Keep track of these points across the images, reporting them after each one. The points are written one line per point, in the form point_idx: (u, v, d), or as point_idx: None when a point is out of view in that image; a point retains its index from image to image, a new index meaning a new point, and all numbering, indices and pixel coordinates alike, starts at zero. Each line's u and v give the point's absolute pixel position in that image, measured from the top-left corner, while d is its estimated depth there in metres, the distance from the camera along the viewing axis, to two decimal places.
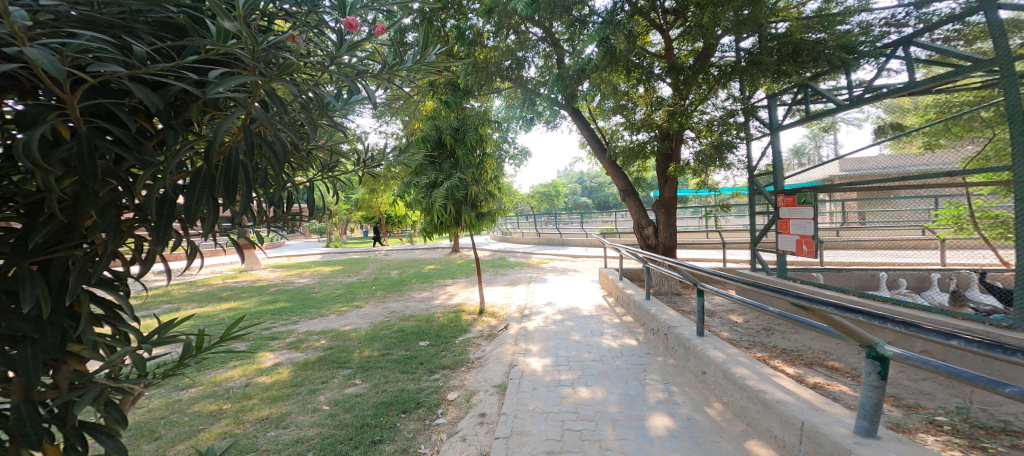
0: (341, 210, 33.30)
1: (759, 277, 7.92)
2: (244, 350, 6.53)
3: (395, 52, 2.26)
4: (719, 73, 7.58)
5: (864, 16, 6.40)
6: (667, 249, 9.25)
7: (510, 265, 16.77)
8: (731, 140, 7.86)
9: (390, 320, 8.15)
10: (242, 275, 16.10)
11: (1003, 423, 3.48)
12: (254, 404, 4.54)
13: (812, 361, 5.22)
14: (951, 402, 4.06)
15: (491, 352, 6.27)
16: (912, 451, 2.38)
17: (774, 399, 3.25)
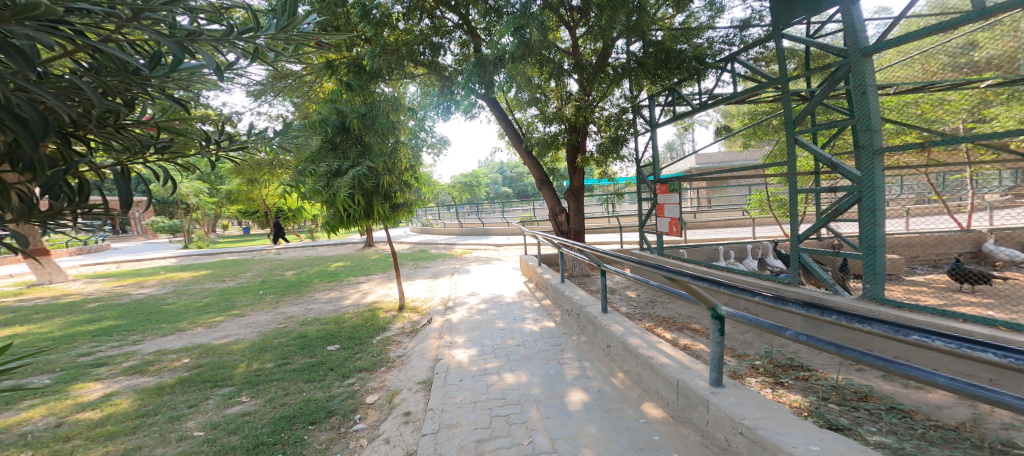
0: (208, 206, 27.99)
1: (645, 256, 9.02)
2: (44, 384, 5.05)
3: (256, 14, 1.93)
4: (615, 73, 8.20)
5: (710, 33, 7.75)
6: (578, 235, 9.91)
7: (431, 256, 16.09)
8: (623, 135, 8.78)
9: (287, 327, 7.19)
10: (35, 291, 12.37)
11: (790, 360, 4.64)
12: (75, 446, 3.60)
13: (682, 326, 6.19)
14: (759, 347, 5.28)
15: (417, 346, 6.05)
16: (745, 395, 3.02)
17: (658, 363, 3.79)
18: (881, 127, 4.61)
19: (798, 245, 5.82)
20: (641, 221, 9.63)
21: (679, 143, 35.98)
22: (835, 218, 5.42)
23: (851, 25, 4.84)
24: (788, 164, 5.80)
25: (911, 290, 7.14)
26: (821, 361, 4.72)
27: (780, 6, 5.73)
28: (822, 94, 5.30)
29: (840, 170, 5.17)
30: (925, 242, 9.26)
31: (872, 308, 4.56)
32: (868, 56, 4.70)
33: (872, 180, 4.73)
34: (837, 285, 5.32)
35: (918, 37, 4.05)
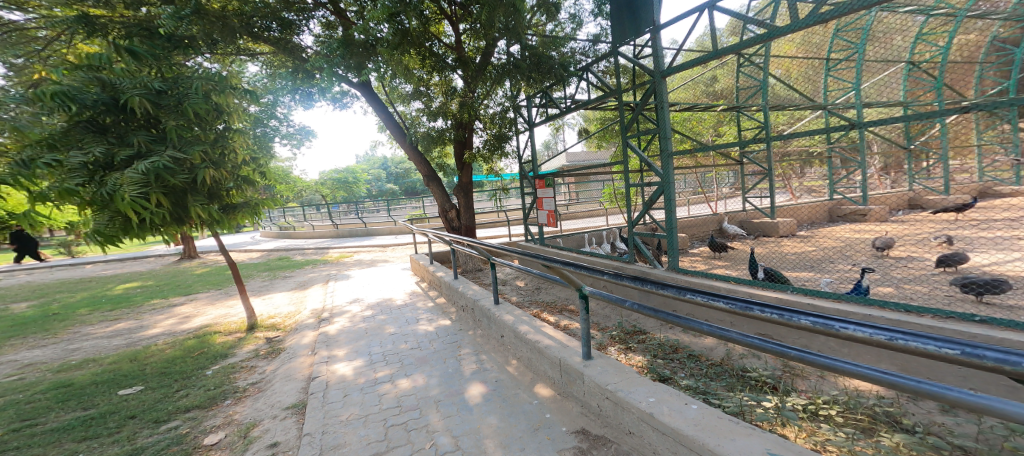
0: None
1: (528, 247, 9.20)
2: None
3: None
4: (496, 74, 8.00)
5: (572, 44, 8.16)
6: (468, 232, 9.38)
7: (295, 264, 13.88)
8: (507, 133, 9.05)
9: (36, 378, 5.18)
10: None
11: (634, 327, 5.29)
12: None
13: (563, 307, 6.55)
14: (615, 318, 5.95)
15: (281, 370, 5.00)
16: (611, 363, 3.21)
17: (544, 345, 3.79)
18: (671, 136, 5.57)
19: (632, 229, 6.66)
20: (525, 215, 9.84)
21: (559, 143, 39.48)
22: (650, 206, 6.38)
23: (656, 52, 5.69)
24: (622, 163, 6.48)
25: (693, 261, 8.89)
26: (651, 324, 5.54)
27: (617, 25, 6.46)
28: (642, 102, 6.11)
29: (650, 169, 6.06)
30: (697, 222, 11.38)
31: (674, 276, 5.49)
32: (665, 77, 5.67)
33: (669, 177, 5.69)
34: (656, 261, 6.29)
35: (689, 66, 4.98)
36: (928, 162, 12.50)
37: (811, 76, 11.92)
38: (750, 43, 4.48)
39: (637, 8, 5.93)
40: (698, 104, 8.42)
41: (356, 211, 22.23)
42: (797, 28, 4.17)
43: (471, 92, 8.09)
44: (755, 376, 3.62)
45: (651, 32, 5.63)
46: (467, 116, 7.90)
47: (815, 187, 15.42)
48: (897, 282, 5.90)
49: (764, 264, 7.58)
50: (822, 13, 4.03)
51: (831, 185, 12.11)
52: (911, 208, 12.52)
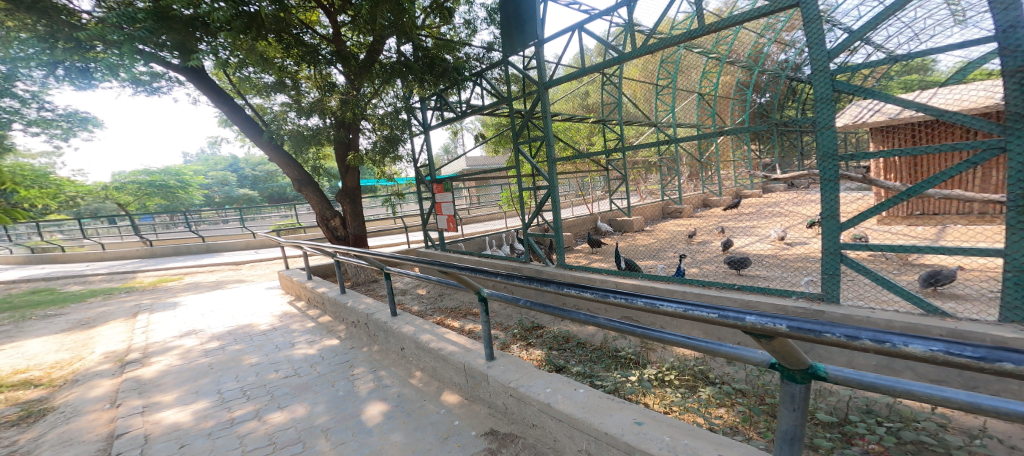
0: None
1: (430, 254, 8.47)
2: None
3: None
4: (383, 72, 6.51)
5: (467, 50, 7.47)
6: (363, 240, 7.52)
7: (88, 294, 10.11)
8: (400, 135, 7.41)
9: None
10: None
11: (533, 322, 5.31)
12: None
13: (467, 312, 6.06)
14: (514, 316, 5.80)
15: (48, 440, 3.11)
16: (514, 362, 2.95)
17: (446, 352, 3.27)
18: (554, 143, 5.87)
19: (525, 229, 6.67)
20: (423, 219, 8.64)
21: (454, 146, 39.23)
22: (541, 205, 6.50)
23: (540, 64, 5.86)
24: (514, 166, 6.63)
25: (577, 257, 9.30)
26: (546, 318, 5.61)
27: (505, 35, 6.17)
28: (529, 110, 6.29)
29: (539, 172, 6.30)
30: (577, 222, 11.88)
31: (563, 274, 5.67)
32: (547, 89, 5.92)
33: (551, 179, 6.03)
34: (547, 258, 6.53)
35: (563, 82, 5.30)
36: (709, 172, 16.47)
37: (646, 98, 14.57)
38: (606, 64, 5.01)
39: (523, 23, 5.75)
40: (573, 116, 8.99)
41: (187, 221, 16.64)
42: (630, 57, 4.76)
43: (354, 91, 6.42)
44: (622, 354, 4.04)
45: (534, 45, 5.58)
46: (351, 117, 6.28)
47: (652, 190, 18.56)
48: (700, 264, 7.36)
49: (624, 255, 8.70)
50: (649, 45, 4.60)
51: (663, 189, 14.52)
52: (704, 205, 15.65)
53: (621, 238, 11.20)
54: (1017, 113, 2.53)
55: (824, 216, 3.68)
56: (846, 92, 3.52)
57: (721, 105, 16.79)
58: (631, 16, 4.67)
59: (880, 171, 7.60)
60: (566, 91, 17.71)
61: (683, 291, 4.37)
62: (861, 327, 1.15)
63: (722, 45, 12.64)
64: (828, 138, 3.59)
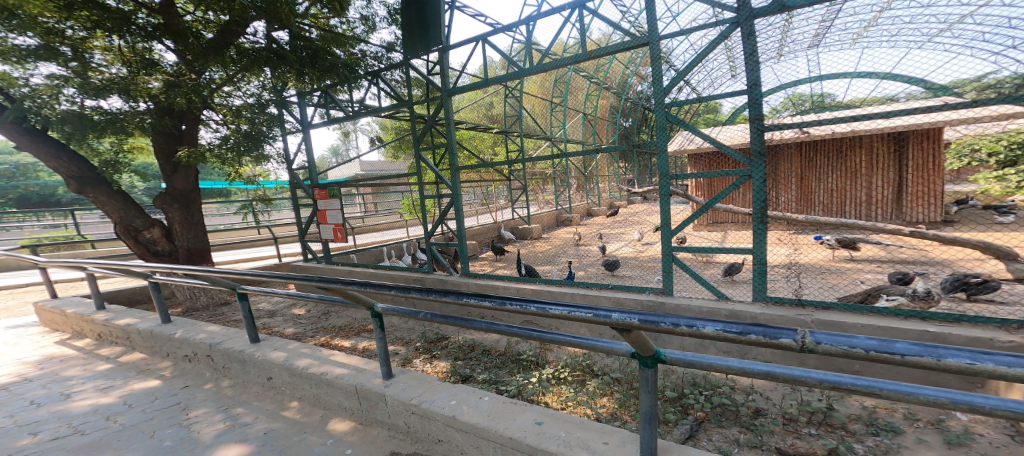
0: None
1: (309, 268, 7.20)
2: None
3: None
4: (245, 59, 5.20)
5: (363, 47, 6.25)
6: (201, 254, 6.22)
7: None
8: (264, 130, 6.28)
9: None
10: None
11: (437, 333, 5.02)
12: None
13: (362, 328, 5.48)
14: (415, 329, 5.44)
15: None
16: (418, 377, 2.63)
17: (333, 376, 2.76)
18: (458, 151, 5.38)
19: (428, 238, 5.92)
20: (301, 229, 7.42)
21: (342, 146, 36.05)
22: (443, 217, 5.88)
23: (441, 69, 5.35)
24: (414, 174, 5.81)
25: (480, 264, 9.02)
26: (451, 329, 5.36)
27: (407, 33, 5.42)
28: (429, 118, 5.62)
29: (442, 181, 5.86)
30: (486, 229, 11.30)
31: (464, 283, 5.38)
32: (451, 96, 5.42)
33: (456, 188, 5.46)
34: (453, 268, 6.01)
35: (468, 90, 4.98)
36: (591, 184, 18.18)
37: (538, 112, 15.52)
38: (507, 77, 4.87)
39: (425, 25, 5.13)
40: (478, 126, 8.49)
41: None
42: (527, 73, 4.78)
43: (194, 75, 5.20)
44: (523, 357, 4.12)
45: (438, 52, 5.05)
46: (183, 104, 5.05)
47: (546, 199, 19.67)
48: (585, 266, 8.05)
49: (525, 261, 8.93)
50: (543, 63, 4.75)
51: (556, 198, 14.59)
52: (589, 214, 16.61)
53: (522, 245, 11.06)
54: (757, 152, 3.45)
55: (660, 224, 4.42)
56: (672, 120, 4.48)
57: (599, 124, 18.50)
58: (529, 36, 4.86)
59: (694, 189, 9.36)
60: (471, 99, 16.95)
61: (571, 293, 4.54)
62: (683, 316, 1.29)
63: (602, 71, 13.78)
64: (662, 160, 4.46)
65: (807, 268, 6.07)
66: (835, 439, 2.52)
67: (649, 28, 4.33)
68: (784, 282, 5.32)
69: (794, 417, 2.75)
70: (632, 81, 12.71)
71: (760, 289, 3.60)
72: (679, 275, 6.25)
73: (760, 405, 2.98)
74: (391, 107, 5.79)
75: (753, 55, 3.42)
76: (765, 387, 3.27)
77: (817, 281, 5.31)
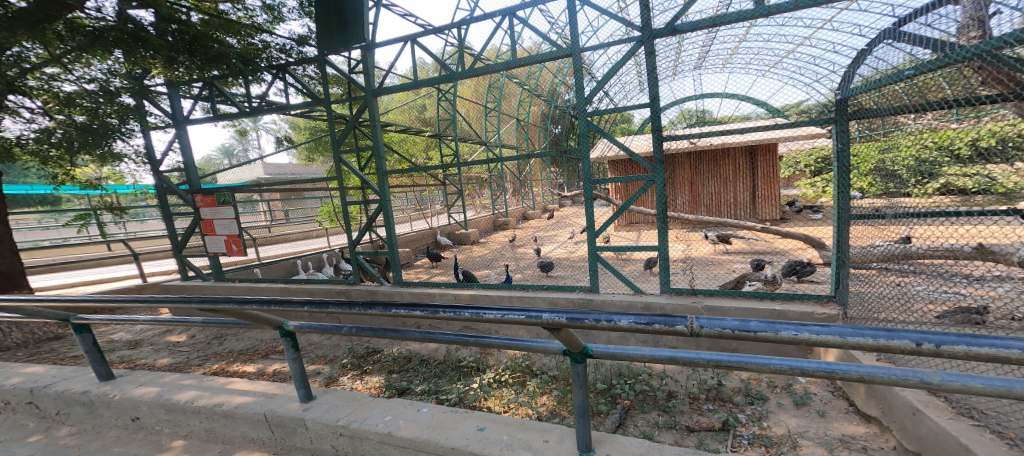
0: None
1: (190, 288, 6.39)
2: None
3: None
4: (95, 39, 4.19)
5: (266, 37, 5.48)
6: (8, 278, 5.19)
7: None
8: (116, 124, 5.42)
9: None
10: None
11: (367, 347, 4.76)
12: None
13: (269, 350, 4.98)
14: (340, 345, 5.06)
15: None
16: (345, 396, 2.39)
17: (232, 406, 2.40)
18: (385, 154, 5.14)
19: (355, 248, 5.59)
20: (175, 242, 6.54)
21: (241, 147, 32.32)
22: (371, 223, 5.52)
23: (365, 69, 5.02)
24: (336, 178, 5.39)
25: (414, 272, 8.73)
26: (383, 341, 5.09)
27: (322, 27, 5.03)
28: (352, 120, 5.25)
29: (369, 186, 5.48)
30: (421, 236, 10.94)
31: (397, 293, 5.16)
32: (376, 96, 5.09)
33: (383, 193, 5.18)
34: (383, 277, 5.69)
35: (397, 91, 4.77)
36: (523, 189, 18.55)
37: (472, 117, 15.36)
38: (438, 80, 4.70)
39: (345, 20, 4.85)
40: (411, 128, 8.10)
41: None
42: (460, 76, 4.68)
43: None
44: (463, 364, 4.08)
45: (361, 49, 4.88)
46: None
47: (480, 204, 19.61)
48: (521, 269, 8.20)
49: (462, 266, 8.79)
50: (475, 67, 4.70)
51: (491, 203, 14.56)
52: (524, 218, 16.85)
53: (458, 250, 10.87)
54: (658, 159, 3.81)
55: (585, 226, 4.67)
56: (593, 129, 4.76)
57: (531, 130, 18.98)
58: (461, 40, 4.76)
59: (614, 192, 10.03)
60: (401, 100, 16.20)
61: (509, 296, 4.60)
62: (584, 310, 1.22)
63: (532, 78, 14.06)
64: (585, 166, 4.71)
65: (710, 261, 6.81)
66: (727, 411, 2.88)
67: (572, 41, 4.57)
68: (684, 275, 5.92)
69: (699, 396, 3.08)
70: (560, 88, 13.17)
71: (666, 282, 3.94)
72: (605, 273, 6.64)
73: (674, 388, 3.28)
74: (303, 105, 5.30)
75: (654, 71, 3.79)
76: (676, 371, 3.59)
77: (719, 272, 5.99)
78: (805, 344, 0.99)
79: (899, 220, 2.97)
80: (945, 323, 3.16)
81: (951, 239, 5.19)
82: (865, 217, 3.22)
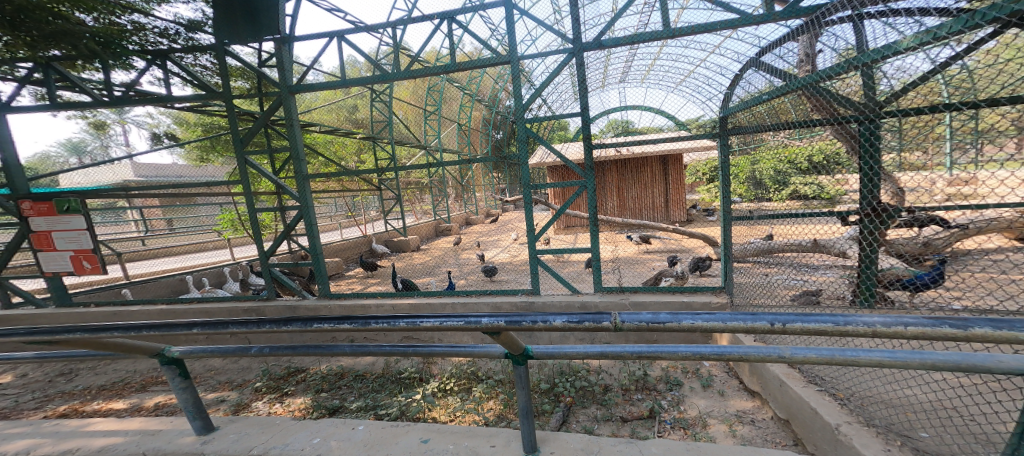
0: None
1: (17, 316, 5.25)
2: None
3: None
4: None
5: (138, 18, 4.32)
6: None
7: None
8: None
9: None
10: None
11: (286, 367, 4.41)
12: None
13: (147, 382, 4.43)
14: (254, 368, 4.60)
15: None
16: (255, 424, 2.17)
17: (94, 451, 2.05)
18: (305, 156, 4.85)
19: (267, 260, 5.14)
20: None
21: None
22: (289, 232, 5.11)
23: (280, 61, 4.62)
24: (240, 182, 4.89)
25: (346, 282, 8.25)
26: (307, 360, 4.74)
27: (224, 13, 4.52)
28: (262, 117, 4.78)
29: (284, 191, 5.04)
30: (351, 244, 10.38)
31: (324, 307, 4.85)
32: (294, 94, 4.71)
33: (306, 200, 4.85)
34: (304, 290, 5.30)
35: (323, 90, 4.47)
36: (462, 194, 18.37)
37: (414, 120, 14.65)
38: (368, 81, 4.52)
39: (254, 10, 4.41)
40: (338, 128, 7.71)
41: None
42: (394, 77, 4.51)
43: None
44: (405, 375, 3.94)
45: (278, 43, 4.54)
46: None
47: (419, 209, 19.04)
48: (466, 274, 8.12)
49: (401, 275, 8.42)
50: (411, 69, 4.58)
51: (432, 208, 14.25)
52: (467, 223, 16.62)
53: (394, 258, 10.46)
54: (587, 165, 4.01)
55: (526, 230, 4.73)
56: (531, 135, 4.87)
57: (472, 134, 18.89)
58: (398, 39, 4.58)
59: (552, 197, 10.34)
60: (325, 99, 15.21)
61: (452, 303, 4.53)
62: (504, 313, 1.21)
63: (474, 83, 13.96)
64: (524, 171, 4.81)
65: (633, 260, 7.31)
66: (654, 399, 3.10)
67: (510, 49, 4.64)
68: (614, 274, 6.24)
69: (630, 386, 3.28)
70: (501, 94, 13.25)
71: (598, 281, 4.14)
72: (546, 275, 6.80)
73: (608, 381, 3.44)
74: (196, 98, 4.68)
75: (584, 83, 4.00)
76: (609, 365, 3.77)
77: (644, 270, 6.43)
78: (701, 332, 1.09)
79: (761, 221, 3.50)
80: (793, 303, 3.79)
81: (797, 234, 6.25)
82: (740, 218, 3.74)
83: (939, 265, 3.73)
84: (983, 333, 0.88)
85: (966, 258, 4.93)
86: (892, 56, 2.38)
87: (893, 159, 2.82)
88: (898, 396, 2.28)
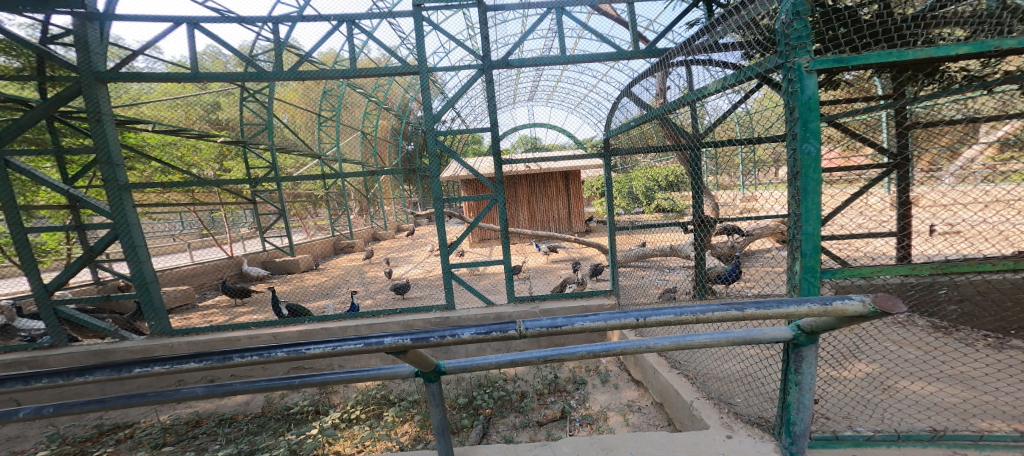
0: None
1: None
2: None
3: None
4: None
5: None
6: None
7: None
8: None
9: None
10: None
11: (95, 426, 3.59)
12: None
13: None
14: (44, 432, 3.70)
15: None
16: None
17: None
18: (124, 161, 4.07)
19: (49, 297, 4.21)
20: None
21: None
22: (90, 260, 4.18)
23: (82, 41, 3.80)
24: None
25: (202, 314, 6.74)
26: (133, 412, 3.97)
27: None
28: (45, 105, 3.88)
29: (85, 203, 4.14)
30: (207, 269, 8.75)
31: (164, 346, 4.12)
32: (104, 82, 3.91)
33: (125, 216, 4.06)
34: (121, 329, 4.40)
35: (159, 81, 3.85)
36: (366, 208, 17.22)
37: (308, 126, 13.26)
38: (213, 77, 4.02)
39: None
40: (183, 128, 6.06)
41: None
42: (278, 77, 4.14)
43: None
44: (297, 410, 3.54)
45: (75, 17, 3.76)
46: None
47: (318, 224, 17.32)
48: (373, 294, 7.64)
49: (285, 300, 7.43)
50: (297, 69, 4.22)
51: (331, 224, 13.07)
52: (375, 239, 15.56)
53: (278, 281, 9.13)
54: (498, 178, 4.13)
55: (439, 245, 4.66)
56: (443, 148, 4.82)
57: (380, 146, 18.01)
58: (281, 37, 4.18)
59: (467, 210, 10.35)
60: None
61: (356, 326, 4.23)
62: (407, 331, 1.18)
63: (382, 92, 13.37)
64: (436, 185, 4.75)
65: (542, 270, 7.62)
66: (565, 399, 3.27)
67: (420, 60, 4.58)
68: (523, 286, 6.38)
69: (544, 391, 3.40)
70: (412, 104, 12.87)
71: (511, 291, 4.25)
72: (460, 289, 6.73)
73: (525, 388, 3.53)
74: None
75: (494, 98, 4.13)
76: (522, 372, 3.88)
77: (554, 279, 6.76)
78: (590, 332, 1.19)
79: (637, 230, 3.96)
80: (663, 299, 4.35)
81: (661, 242, 7.10)
82: (625, 229, 4.16)
83: (737, 262, 4.63)
84: (755, 312, 1.15)
85: (771, 257, 6.29)
86: (709, 96, 2.65)
87: (714, 180, 3.54)
88: (703, 366, 2.90)
